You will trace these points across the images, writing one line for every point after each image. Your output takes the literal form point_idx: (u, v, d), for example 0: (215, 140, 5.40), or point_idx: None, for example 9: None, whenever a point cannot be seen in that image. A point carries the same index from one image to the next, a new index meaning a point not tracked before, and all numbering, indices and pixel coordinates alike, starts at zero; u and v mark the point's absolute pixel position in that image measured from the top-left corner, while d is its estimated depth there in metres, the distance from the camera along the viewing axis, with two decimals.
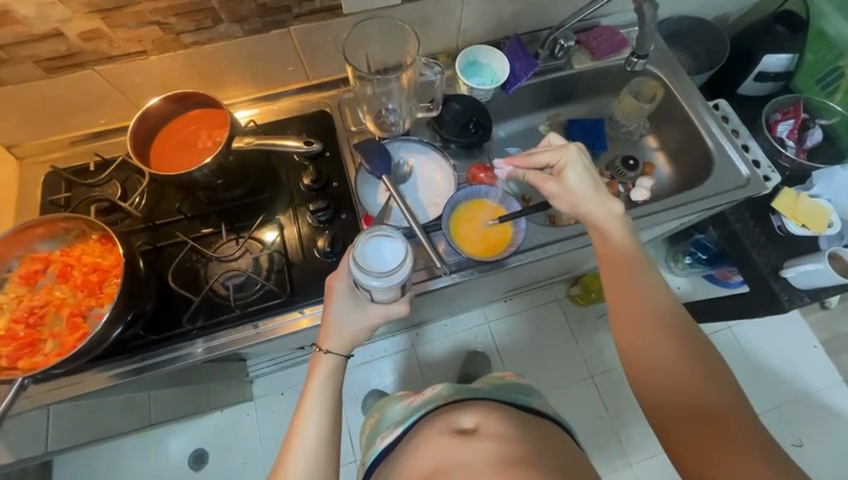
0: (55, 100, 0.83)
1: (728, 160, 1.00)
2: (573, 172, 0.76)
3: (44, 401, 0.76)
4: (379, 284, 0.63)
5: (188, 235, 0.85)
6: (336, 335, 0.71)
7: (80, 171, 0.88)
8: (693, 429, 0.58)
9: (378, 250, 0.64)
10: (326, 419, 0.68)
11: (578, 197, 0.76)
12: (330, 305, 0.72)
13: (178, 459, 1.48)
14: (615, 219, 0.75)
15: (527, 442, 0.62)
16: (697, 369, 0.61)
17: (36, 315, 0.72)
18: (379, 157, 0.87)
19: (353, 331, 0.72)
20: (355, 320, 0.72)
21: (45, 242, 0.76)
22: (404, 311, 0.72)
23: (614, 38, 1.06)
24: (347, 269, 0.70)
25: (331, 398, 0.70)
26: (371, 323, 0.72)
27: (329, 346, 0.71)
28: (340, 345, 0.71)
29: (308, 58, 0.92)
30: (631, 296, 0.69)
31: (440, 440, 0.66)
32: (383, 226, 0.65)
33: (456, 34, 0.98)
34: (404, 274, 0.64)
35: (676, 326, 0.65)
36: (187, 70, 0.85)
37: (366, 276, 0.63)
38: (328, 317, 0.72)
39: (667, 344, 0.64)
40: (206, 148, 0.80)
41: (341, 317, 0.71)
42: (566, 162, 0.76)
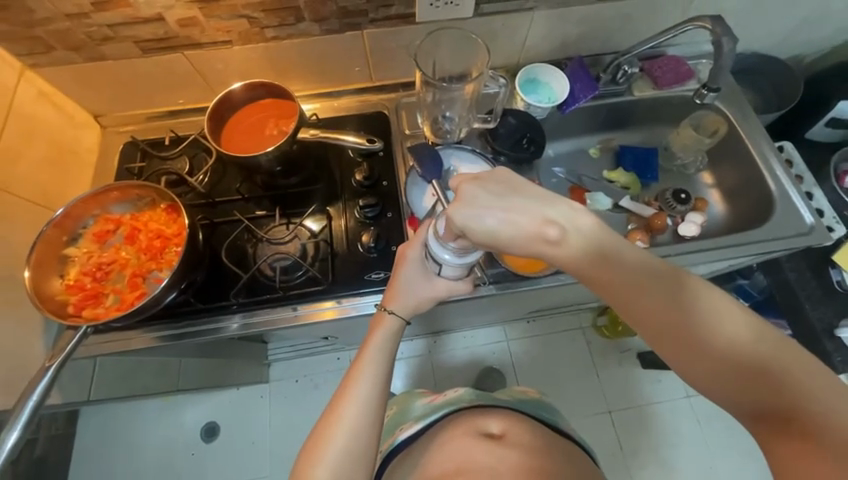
0: (145, 77, 0.90)
1: (791, 206, 0.95)
2: (472, 219, 0.49)
3: (96, 352, 0.82)
4: (449, 258, 0.63)
5: (244, 214, 0.90)
6: (401, 299, 0.73)
7: (155, 144, 0.96)
8: (768, 438, 0.45)
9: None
10: (379, 382, 0.67)
11: (501, 242, 0.50)
12: (400, 269, 0.73)
13: (192, 429, 1.54)
14: (598, 253, 0.49)
15: (547, 454, 0.62)
16: (742, 374, 0.45)
17: (103, 271, 0.78)
18: (432, 163, 0.90)
19: (416, 299, 0.73)
20: (419, 289, 0.73)
21: (119, 205, 0.83)
22: (466, 290, 0.73)
23: (680, 68, 1.04)
24: (423, 238, 0.70)
25: (386, 361, 0.69)
26: (433, 296, 0.73)
27: (393, 307, 0.73)
28: (404, 309, 0.73)
29: (375, 61, 0.96)
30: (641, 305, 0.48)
31: (465, 439, 0.65)
32: None
33: (520, 50, 0.99)
34: (477, 254, 0.63)
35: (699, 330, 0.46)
36: (264, 62, 0.91)
37: (440, 249, 0.62)
38: (395, 281, 0.73)
39: (701, 351, 0.46)
40: (273, 135, 0.85)
41: (407, 283, 0.73)
42: (472, 206, 0.49)
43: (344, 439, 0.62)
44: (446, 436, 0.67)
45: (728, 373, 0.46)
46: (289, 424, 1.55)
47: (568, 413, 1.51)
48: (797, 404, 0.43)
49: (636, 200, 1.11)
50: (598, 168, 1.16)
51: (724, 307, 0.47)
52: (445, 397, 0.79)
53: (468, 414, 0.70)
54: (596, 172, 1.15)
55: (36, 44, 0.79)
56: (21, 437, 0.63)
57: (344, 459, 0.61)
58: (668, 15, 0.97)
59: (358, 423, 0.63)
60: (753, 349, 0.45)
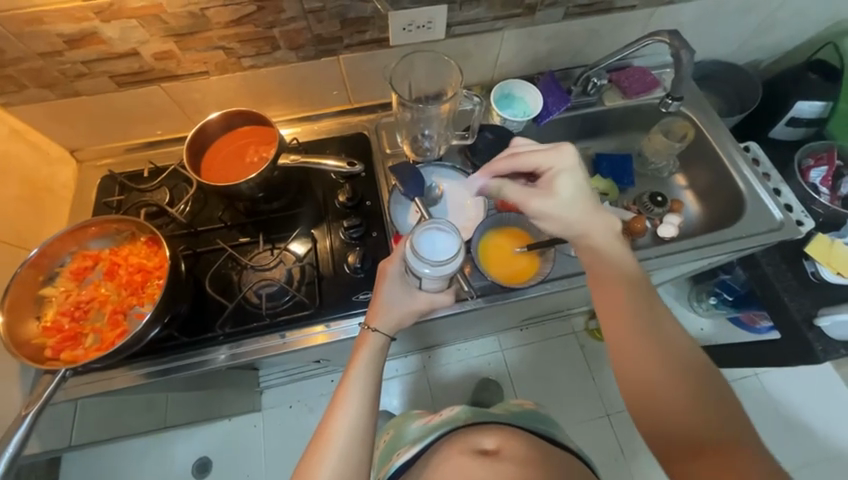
0: (121, 111, 0.90)
1: (760, 203, 1.00)
2: (567, 179, 0.68)
3: (76, 394, 0.79)
4: (429, 272, 0.64)
5: (227, 242, 0.89)
6: (384, 316, 0.72)
7: (134, 176, 0.95)
8: (694, 461, 0.56)
9: (431, 241, 0.64)
10: (368, 401, 0.66)
11: (573, 202, 0.68)
12: (381, 286, 0.73)
13: (183, 465, 1.48)
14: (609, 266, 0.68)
15: (546, 467, 0.61)
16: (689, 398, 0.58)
17: (81, 310, 0.76)
18: (413, 181, 0.91)
19: (400, 314, 0.72)
20: (401, 305, 0.73)
21: (97, 240, 0.81)
22: (447, 302, 0.74)
23: (646, 78, 1.09)
24: (401, 253, 0.72)
25: (374, 380, 0.68)
26: (416, 310, 0.73)
27: (377, 325, 0.72)
28: (388, 327, 0.72)
29: (352, 84, 0.98)
30: (622, 320, 0.64)
31: (461, 459, 0.64)
32: (437, 220, 0.66)
33: (493, 67, 1.03)
34: (455, 266, 0.64)
35: (666, 353, 0.61)
36: (242, 90, 0.92)
37: (419, 263, 0.64)
38: (376, 299, 0.73)
39: (663, 373, 0.60)
40: (253, 162, 0.85)
41: (389, 300, 0.72)
42: (575, 172, 0.69)
43: (334, 463, 0.60)
44: (443, 457, 0.66)
45: (678, 394, 0.59)
46: (285, 453, 1.50)
47: (566, 420, 1.50)
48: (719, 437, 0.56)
49: (615, 205, 1.14)
50: None
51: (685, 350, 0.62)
52: (444, 415, 0.78)
53: (463, 432, 0.70)
54: None
55: (8, 84, 0.78)
56: None
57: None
58: (631, 28, 1.02)
59: (349, 445, 0.62)
60: (696, 385, 0.59)
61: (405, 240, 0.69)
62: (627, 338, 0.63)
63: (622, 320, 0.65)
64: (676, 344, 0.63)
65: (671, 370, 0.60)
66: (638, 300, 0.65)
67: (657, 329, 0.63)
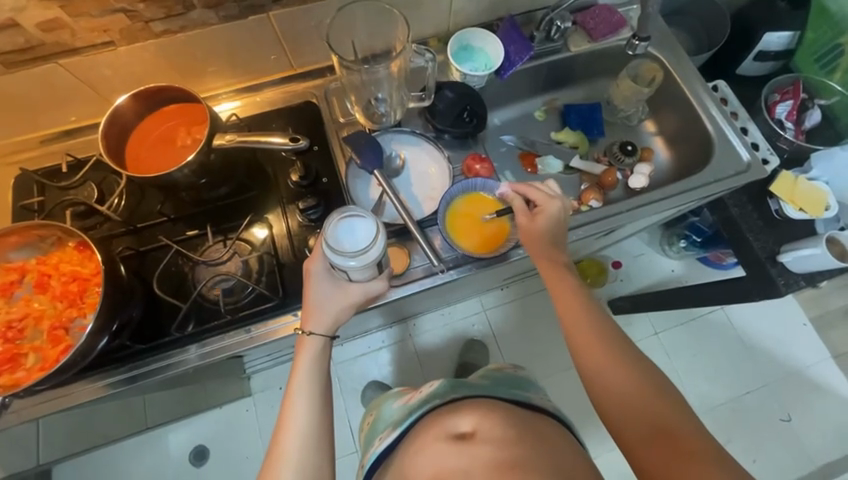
0: (20, 96, 0.77)
1: (728, 144, 0.98)
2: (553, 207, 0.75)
3: (31, 415, 0.74)
4: (355, 264, 0.62)
5: (172, 238, 0.81)
6: (318, 315, 0.71)
7: (52, 172, 0.83)
8: (657, 447, 0.56)
9: (351, 229, 0.62)
10: (316, 400, 0.69)
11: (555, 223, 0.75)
12: (309, 287, 0.71)
13: (179, 456, 1.48)
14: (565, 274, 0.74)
15: (525, 442, 0.65)
16: (642, 383, 0.62)
17: (15, 329, 0.69)
18: (370, 150, 0.82)
19: (335, 310, 0.71)
20: (334, 301, 0.71)
21: (19, 250, 0.72)
22: (382, 288, 0.72)
23: (612, 17, 1.01)
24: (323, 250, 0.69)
25: (321, 380, 0.71)
26: (352, 303, 0.72)
27: (312, 328, 0.71)
28: (324, 326, 0.71)
29: (291, 46, 0.86)
30: (580, 318, 0.69)
31: (439, 445, 0.69)
32: (352, 207, 0.63)
33: (447, 16, 0.93)
34: (380, 250, 0.63)
35: (622, 348, 0.66)
36: (160, 61, 0.79)
37: (339, 257, 0.61)
38: (308, 300, 0.71)
39: (616, 363, 0.64)
40: (186, 146, 0.75)
41: (321, 299, 0.71)
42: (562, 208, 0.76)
43: (292, 465, 0.63)
44: (420, 444, 0.71)
45: (630, 382, 0.62)
46: None
47: (550, 370, 1.56)
48: (674, 421, 0.58)
49: (586, 158, 1.11)
50: (545, 130, 1.13)
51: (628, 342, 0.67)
52: (422, 393, 0.83)
53: (440, 414, 0.75)
54: (545, 134, 1.13)
55: None
56: None
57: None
58: None
59: (305, 444, 0.65)
60: (645, 373, 0.63)
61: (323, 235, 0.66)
62: (581, 335, 0.68)
63: (580, 318, 0.69)
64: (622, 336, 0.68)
65: (621, 359, 0.64)
66: (593, 307, 0.71)
67: (612, 329, 0.68)
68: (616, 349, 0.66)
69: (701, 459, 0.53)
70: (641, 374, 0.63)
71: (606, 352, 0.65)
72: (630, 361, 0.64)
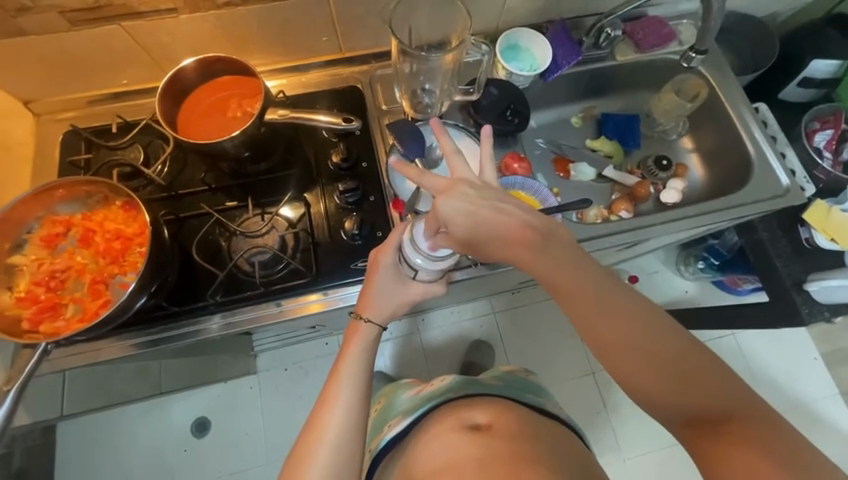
0: (78, 55, 0.79)
1: (768, 167, 0.98)
2: (460, 194, 0.58)
3: (62, 366, 0.76)
4: (423, 262, 0.68)
5: (212, 206, 0.82)
6: (377, 305, 0.73)
7: (101, 132, 0.85)
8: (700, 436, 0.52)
9: None
10: (361, 386, 0.70)
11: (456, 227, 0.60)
12: (373, 276, 0.73)
13: (181, 426, 1.50)
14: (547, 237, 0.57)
15: (541, 444, 0.66)
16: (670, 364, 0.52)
17: (57, 279, 0.71)
18: (413, 139, 0.84)
19: (394, 304, 0.74)
20: (395, 295, 0.74)
21: (67, 204, 0.73)
22: (440, 292, 0.76)
23: (662, 30, 1.02)
24: (397, 244, 0.71)
25: (365, 366, 0.72)
26: (409, 300, 0.75)
27: (369, 316, 0.73)
28: (381, 316, 0.74)
29: (343, 29, 0.88)
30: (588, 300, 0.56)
31: (453, 435, 0.70)
32: None
33: (499, 14, 0.93)
34: (451, 262, 0.69)
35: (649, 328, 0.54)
36: (218, 32, 0.81)
37: (413, 253, 0.67)
38: (369, 289, 0.73)
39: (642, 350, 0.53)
40: (236, 118, 0.76)
41: (382, 290, 0.73)
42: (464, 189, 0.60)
43: (330, 443, 0.65)
44: (434, 432, 0.72)
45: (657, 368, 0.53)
46: (282, 412, 1.53)
47: (555, 378, 1.56)
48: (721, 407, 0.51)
49: (619, 169, 1.11)
50: (580, 137, 1.13)
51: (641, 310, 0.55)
52: (435, 386, 0.84)
53: (453, 406, 0.76)
54: (579, 141, 1.13)
55: None
56: None
57: (333, 462, 0.65)
58: None
59: (343, 425, 0.67)
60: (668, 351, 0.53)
61: (404, 230, 0.70)
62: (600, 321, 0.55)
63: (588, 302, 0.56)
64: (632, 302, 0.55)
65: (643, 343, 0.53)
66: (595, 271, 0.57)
67: (630, 303, 0.55)
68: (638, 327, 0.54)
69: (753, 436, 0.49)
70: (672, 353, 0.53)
71: (630, 344, 0.53)
72: (661, 344, 0.53)
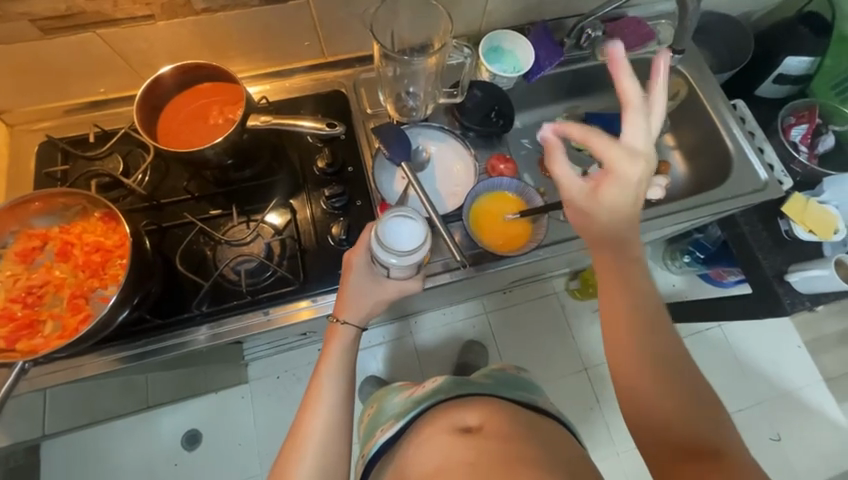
0: (52, 63, 0.77)
1: (747, 162, 1.00)
2: (621, 178, 0.59)
3: (42, 384, 0.73)
4: (396, 262, 0.66)
5: (195, 215, 0.81)
6: (353, 306, 0.73)
7: (78, 142, 0.83)
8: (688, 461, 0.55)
9: (398, 230, 0.66)
10: (345, 388, 0.71)
11: (619, 213, 0.62)
12: (347, 277, 0.73)
13: (171, 440, 1.47)
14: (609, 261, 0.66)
15: (534, 443, 0.66)
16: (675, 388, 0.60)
17: (34, 295, 0.68)
18: (398, 143, 0.83)
19: (370, 303, 0.74)
20: (370, 294, 0.73)
21: (42, 217, 0.71)
22: (417, 289, 0.74)
23: (641, 30, 1.03)
24: (367, 243, 0.71)
25: (346, 368, 0.73)
26: (386, 298, 0.74)
27: (345, 317, 0.73)
28: (358, 316, 0.74)
29: (325, 34, 0.87)
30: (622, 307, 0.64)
31: (445, 438, 0.69)
32: (404, 207, 0.67)
33: (481, 16, 0.94)
34: (423, 254, 0.67)
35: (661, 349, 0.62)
36: (197, 39, 0.80)
37: (385, 253, 0.66)
38: (345, 289, 0.73)
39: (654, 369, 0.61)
40: (218, 125, 0.75)
41: (357, 290, 0.73)
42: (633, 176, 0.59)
43: (316, 443, 0.66)
44: (425, 435, 0.72)
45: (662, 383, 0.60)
46: (275, 421, 1.51)
47: (548, 376, 1.56)
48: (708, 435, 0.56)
49: None
50: (565, 137, 1.14)
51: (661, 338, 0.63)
52: (426, 389, 0.84)
53: (445, 409, 0.76)
54: (564, 140, 1.14)
55: None
56: None
57: (321, 462, 0.65)
58: None
59: (328, 425, 0.68)
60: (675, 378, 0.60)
61: (371, 229, 0.69)
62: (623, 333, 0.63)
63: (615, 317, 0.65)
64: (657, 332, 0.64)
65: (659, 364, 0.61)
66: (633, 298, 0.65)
67: (654, 328, 0.63)
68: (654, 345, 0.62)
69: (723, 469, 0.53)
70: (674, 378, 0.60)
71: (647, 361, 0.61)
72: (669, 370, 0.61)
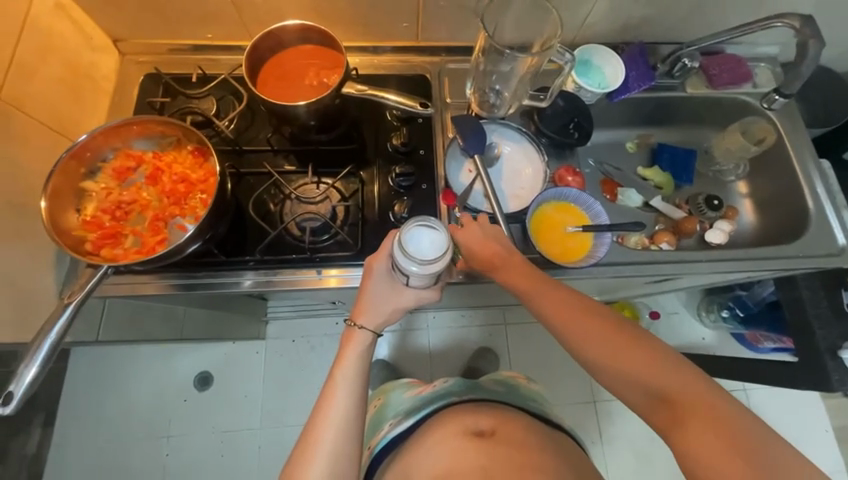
0: (175, 3, 0.83)
1: (827, 225, 0.95)
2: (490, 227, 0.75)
3: (108, 293, 0.79)
4: (417, 270, 0.66)
5: (273, 167, 0.85)
6: (371, 311, 0.73)
7: (180, 80, 0.89)
8: (674, 422, 0.56)
9: (416, 239, 0.67)
10: (360, 387, 0.70)
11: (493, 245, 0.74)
12: (367, 282, 0.73)
13: (185, 377, 1.54)
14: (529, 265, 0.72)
15: (542, 450, 0.67)
16: (636, 351, 0.61)
17: (122, 210, 0.74)
18: (475, 135, 0.85)
19: (388, 310, 0.73)
20: (388, 301, 0.73)
21: (141, 141, 0.77)
22: (434, 298, 0.75)
23: (738, 69, 1.01)
24: (388, 250, 0.72)
25: (362, 368, 0.71)
26: (403, 307, 0.74)
27: (363, 322, 0.73)
28: (375, 322, 0.73)
29: (425, 19, 0.89)
30: (577, 323, 0.65)
31: (458, 442, 0.69)
32: (426, 217, 0.68)
33: (579, 27, 0.94)
34: (444, 264, 0.67)
35: (617, 335, 0.63)
36: (307, 3, 0.84)
37: (406, 261, 0.66)
38: (363, 295, 0.73)
39: (612, 348, 0.62)
40: (312, 86, 0.79)
41: (375, 296, 0.73)
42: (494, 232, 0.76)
43: (330, 445, 0.66)
44: (438, 436, 0.72)
45: (624, 355, 0.61)
46: (282, 382, 1.55)
47: (555, 400, 1.54)
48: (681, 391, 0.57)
49: (666, 201, 1.10)
50: (632, 164, 1.12)
51: (604, 315, 0.65)
52: (435, 389, 0.86)
53: (458, 409, 0.76)
54: (630, 167, 1.12)
55: None
56: (40, 372, 0.60)
57: (332, 460, 0.65)
58: (738, 8, 0.92)
59: (344, 418, 0.67)
60: (626, 346, 0.62)
61: (393, 235, 0.70)
62: (577, 322, 0.65)
63: (564, 310, 0.66)
64: (600, 310, 0.66)
65: (612, 337, 0.63)
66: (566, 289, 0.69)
67: (599, 317, 0.65)
68: (657, 352, 0.60)
69: (730, 428, 0.53)
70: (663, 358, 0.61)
71: (605, 335, 0.63)
72: (625, 338, 0.62)
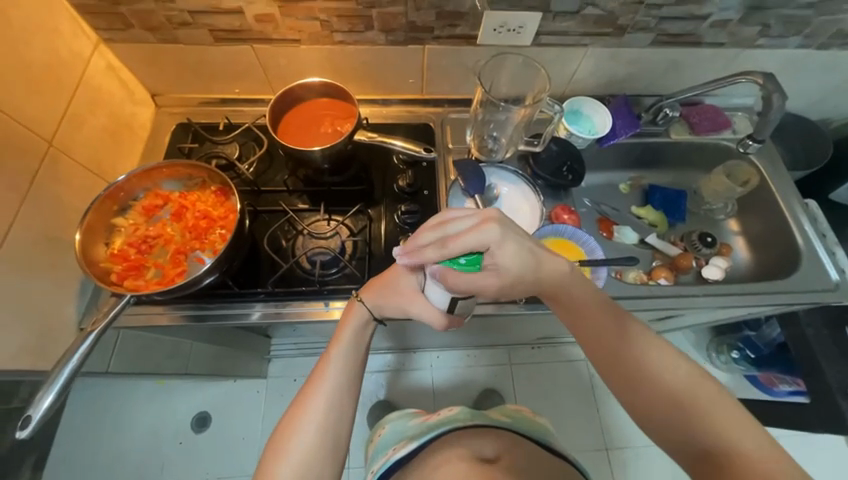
0: (210, 64, 0.94)
1: (819, 263, 0.97)
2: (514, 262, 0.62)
3: (125, 323, 0.82)
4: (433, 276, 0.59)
5: (287, 206, 0.91)
6: (378, 292, 0.73)
7: (209, 128, 0.99)
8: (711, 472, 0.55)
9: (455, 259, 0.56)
10: (350, 369, 0.71)
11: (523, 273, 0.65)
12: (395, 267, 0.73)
13: (183, 417, 1.51)
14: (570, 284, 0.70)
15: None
16: (675, 394, 0.60)
17: (148, 244, 0.80)
18: (476, 177, 0.93)
19: (393, 302, 0.71)
20: (398, 293, 0.71)
21: (170, 182, 0.85)
22: (437, 323, 0.68)
23: (717, 117, 1.09)
24: None
25: (357, 351, 0.73)
26: (408, 309, 0.70)
27: (365, 297, 0.74)
28: (375, 303, 0.73)
29: (429, 76, 1.00)
30: (609, 356, 0.66)
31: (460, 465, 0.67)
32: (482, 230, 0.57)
33: (568, 82, 1.04)
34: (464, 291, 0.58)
35: (655, 375, 0.62)
36: (325, 63, 0.95)
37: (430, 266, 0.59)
38: (386, 275, 0.74)
39: (647, 386, 0.62)
40: (327, 133, 0.87)
41: (393, 283, 0.72)
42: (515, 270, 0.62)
43: (317, 418, 0.66)
44: (444, 457, 0.70)
45: (661, 395, 0.61)
46: None
47: (566, 446, 1.48)
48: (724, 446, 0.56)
49: (662, 238, 1.14)
50: (627, 203, 1.18)
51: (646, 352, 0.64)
52: (440, 416, 0.85)
53: (462, 436, 0.75)
54: (625, 207, 1.17)
55: (116, 21, 0.83)
56: (55, 400, 0.62)
57: (318, 436, 0.65)
58: (712, 65, 1.02)
59: (333, 400, 0.68)
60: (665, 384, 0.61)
61: None
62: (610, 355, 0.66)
63: (599, 340, 0.67)
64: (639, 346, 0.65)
65: (649, 378, 0.62)
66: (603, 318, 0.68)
67: (637, 354, 0.64)
68: (702, 402, 0.59)
69: None
70: (691, 403, 0.59)
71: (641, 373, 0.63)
72: (665, 381, 0.62)
